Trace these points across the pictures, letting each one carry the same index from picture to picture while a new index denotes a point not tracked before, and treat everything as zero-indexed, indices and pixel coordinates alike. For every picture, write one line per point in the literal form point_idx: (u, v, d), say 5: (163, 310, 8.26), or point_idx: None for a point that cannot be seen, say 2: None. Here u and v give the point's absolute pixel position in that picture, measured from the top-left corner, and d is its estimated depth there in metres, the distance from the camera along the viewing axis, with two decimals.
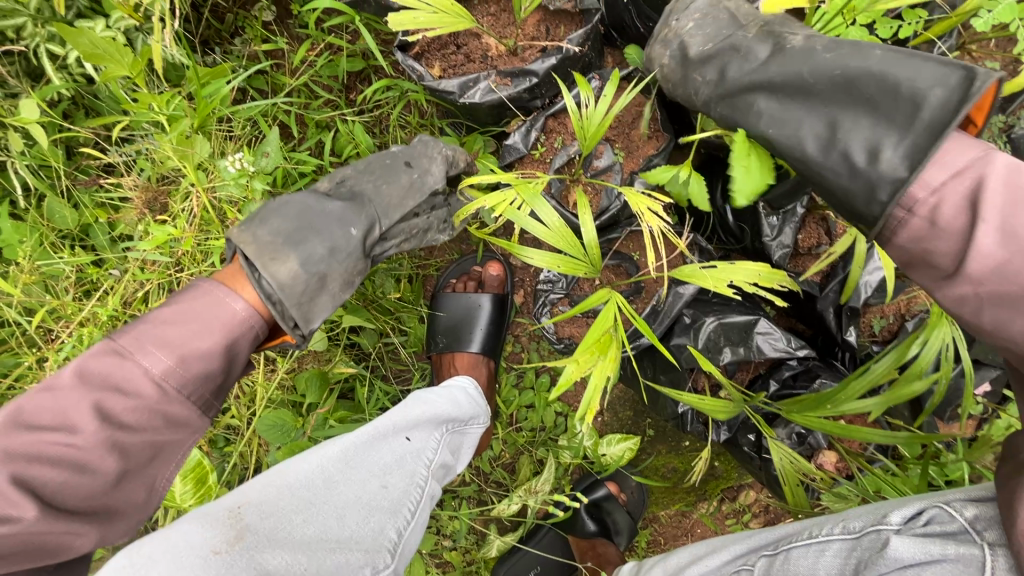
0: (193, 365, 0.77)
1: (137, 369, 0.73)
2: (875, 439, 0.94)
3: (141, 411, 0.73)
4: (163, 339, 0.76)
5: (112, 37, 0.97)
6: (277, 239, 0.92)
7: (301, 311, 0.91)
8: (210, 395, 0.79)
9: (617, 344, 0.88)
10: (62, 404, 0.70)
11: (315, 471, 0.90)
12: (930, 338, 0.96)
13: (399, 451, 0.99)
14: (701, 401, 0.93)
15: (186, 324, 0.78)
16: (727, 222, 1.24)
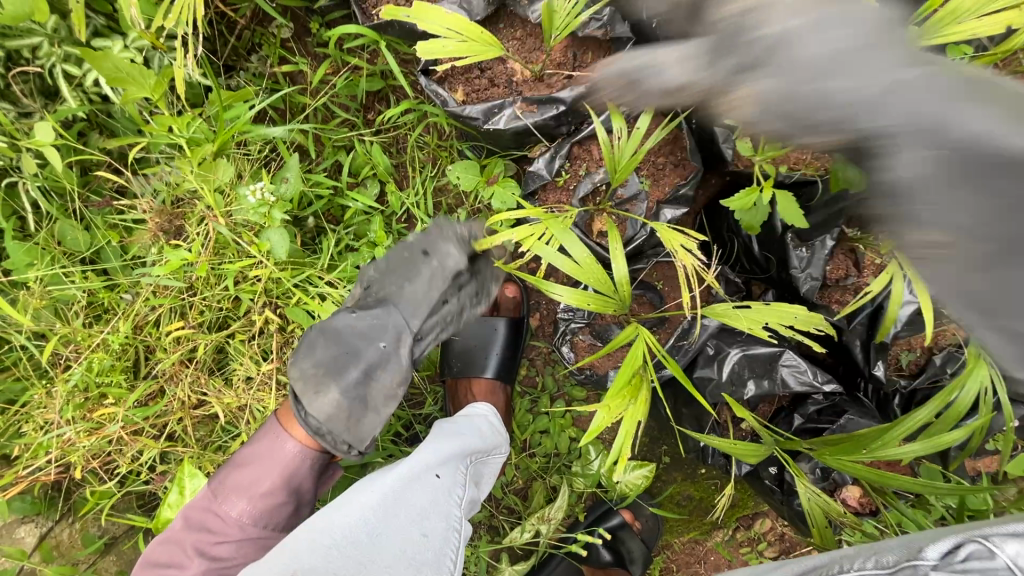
0: (265, 501, 0.92)
1: (226, 520, 0.91)
2: (915, 486, 0.90)
3: (229, 544, 0.90)
4: (237, 486, 0.93)
5: (131, 59, 0.95)
6: (316, 370, 0.95)
7: (348, 435, 0.95)
8: (282, 520, 0.94)
9: (648, 384, 0.85)
10: (176, 546, 0.91)
11: (355, 525, 0.89)
12: (967, 383, 0.93)
13: (433, 494, 0.96)
14: (730, 443, 0.90)
15: (251, 470, 0.93)
16: (752, 252, 1.19)
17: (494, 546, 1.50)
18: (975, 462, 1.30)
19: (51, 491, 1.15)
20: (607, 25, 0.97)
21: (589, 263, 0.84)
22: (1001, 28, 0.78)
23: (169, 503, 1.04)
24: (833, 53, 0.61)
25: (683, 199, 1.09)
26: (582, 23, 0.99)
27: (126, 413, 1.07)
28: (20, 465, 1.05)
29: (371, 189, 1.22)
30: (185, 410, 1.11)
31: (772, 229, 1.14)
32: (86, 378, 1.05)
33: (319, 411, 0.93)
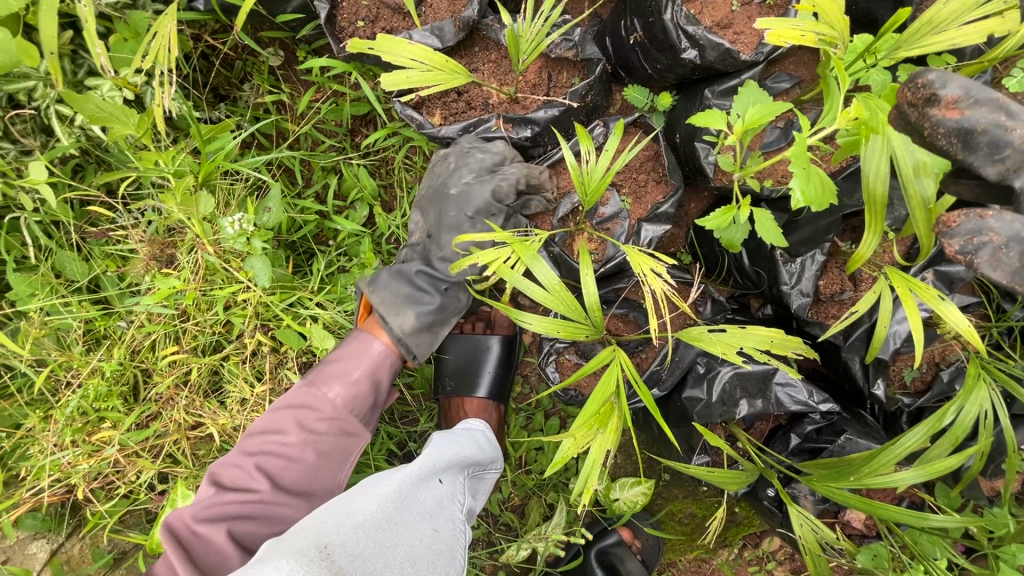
0: (357, 387, 0.97)
1: (318, 403, 0.94)
2: (913, 519, 0.83)
3: (328, 422, 0.93)
4: (333, 374, 0.96)
5: (117, 98, 0.98)
6: (392, 298, 1.05)
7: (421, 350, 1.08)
8: (369, 410, 0.98)
9: (620, 414, 0.83)
10: (276, 421, 0.92)
11: (377, 513, 0.84)
12: (965, 404, 0.88)
13: (438, 495, 0.96)
14: (712, 473, 0.85)
15: (346, 360, 0.98)
16: (743, 266, 1.16)
17: (493, 563, 1.50)
18: (991, 481, 1.23)
19: (58, 508, 1.20)
20: (579, 46, 1.00)
21: (557, 290, 0.84)
22: (982, 36, 0.73)
23: (162, 524, 1.07)
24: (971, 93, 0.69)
25: (664, 216, 1.07)
26: (554, 44, 1.01)
27: (122, 437, 1.11)
28: (24, 487, 1.11)
29: (359, 212, 1.24)
30: (180, 432, 1.14)
31: (760, 245, 1.10)
32: (83, 404, 1.09)
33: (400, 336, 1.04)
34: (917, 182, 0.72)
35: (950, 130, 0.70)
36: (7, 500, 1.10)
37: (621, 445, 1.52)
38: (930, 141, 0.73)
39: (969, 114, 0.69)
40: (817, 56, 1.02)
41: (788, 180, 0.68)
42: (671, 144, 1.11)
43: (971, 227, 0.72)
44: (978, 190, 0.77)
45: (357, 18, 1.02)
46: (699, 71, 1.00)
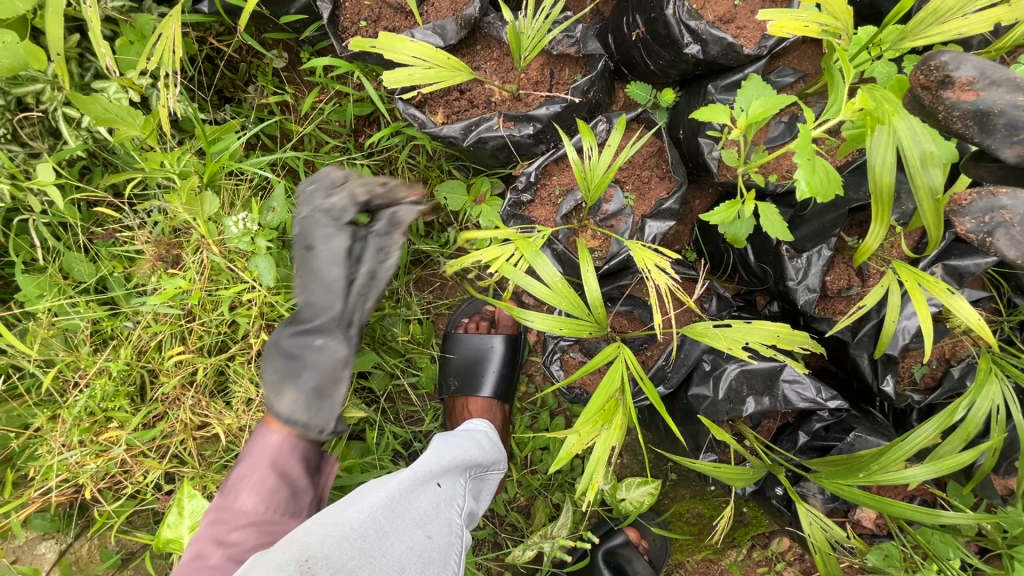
0: (268, 479, 0.91)
1: (230, 517, 0.87)
2: (926, 516, 0.82)
3: (248, 527, 0.86)
4: (238, 481, 0.91)
5: (123, 100, 0.99)
6: (275, 378, 0.99)
7: (319, 421, 0.97)
8: (290, 501, 0.91)
9: (624, 410, 0.83)
10: (195, 547, 0.85)
11: (367, 520, 0.83)
12: (976, 400, 0.87)
13: (434, 501, 0.93)
14: (717, 470, 0.85)
15: (247, 461, 0.93)
16: (749, 262, 1.15)
17: (499, 564, 1.49)
18: (1004, 479, 1.21)
19: (67, 509, 1.21)
20: (580, 42, 1.00)
21: (560, 286, 0.83)
22: (988, 25, 0.72)
23: (169, 524, 1.07)
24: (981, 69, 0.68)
25: (668, 213, 1.06)
26: (556, 41, 1.01)
27: (129, 436, 1.12)
28: (33, 486, 1.11)
29: None
30: (186, 432, 1.15)
31: (766, 241, 1.09)
32: (91, 404, 1.10)
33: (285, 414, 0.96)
34: (925, 172, 0.71)
35: (966, 113, 0.70)
36: (16, 500, 1.11)
37: (627, 445, 1.51)
38: (945, 125, 0.73)
39: (984, 96, 0.68)
40: (822, 50, 1.01)
41: (793, 171, 0.68)
42: (674, 141, 1.10)
43: (983, 206, 0.74)
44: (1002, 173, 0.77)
45: (360, 18, 1.03)
46: (702, 66, 1.00)
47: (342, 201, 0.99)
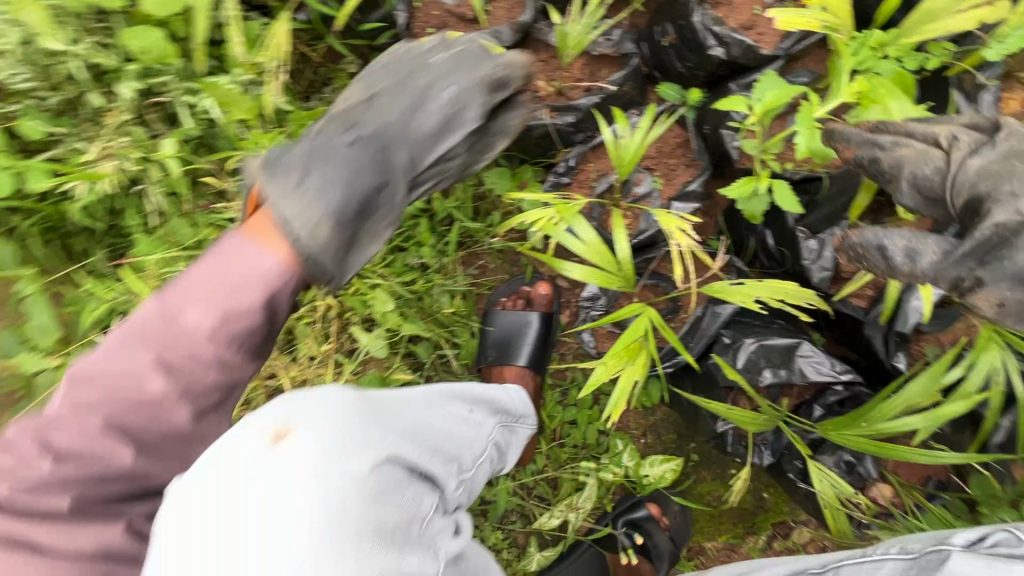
0: (233, 313, 0.71)
1: (183, 337, 0.70)
2: (926, 459, 0.91)
3: (196, 362, 0.70)
4: (201, 296, 0.71)
5: (234, 89, 1.19)
6: (294, 174, 0.82)
7: (338, 261, 0.82)
8: (257, 344, 0.75)
9: (648, 353, 0.95)
10: (127, 364, 0.69)
11: (410, 396, 0.83)
12: (977, 362, 0.95)
13: (466, 418, 0.90)
14: (731, 411, 0.98)
15: (221, 281, 0.72)
16: (768, 247, 1.25)
17: (527, 532, 1.59)
18: None
19: None
20: (618, 43, 1.18)
21: (595, 244, 0.99)
22: (972, 24, 0.85)
23: None
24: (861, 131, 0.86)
25: (693, 194, 1.20)
26: (596, 43, 1.18)
27: None
28: None
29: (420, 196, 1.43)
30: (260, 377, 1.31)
31: (784, 224, 1.20)
32: None
33: (304, 226, 0.78)
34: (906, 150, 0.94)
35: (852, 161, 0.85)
36: None
37: (653, 426, 1.59)
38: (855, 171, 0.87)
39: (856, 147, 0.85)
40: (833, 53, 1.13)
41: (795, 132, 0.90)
42: (699, 135, 1.20)
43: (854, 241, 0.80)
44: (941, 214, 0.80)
45: (428, 26, 1.22)
46: (724, 66, 1.13)
47: (501, 71, 1.00)
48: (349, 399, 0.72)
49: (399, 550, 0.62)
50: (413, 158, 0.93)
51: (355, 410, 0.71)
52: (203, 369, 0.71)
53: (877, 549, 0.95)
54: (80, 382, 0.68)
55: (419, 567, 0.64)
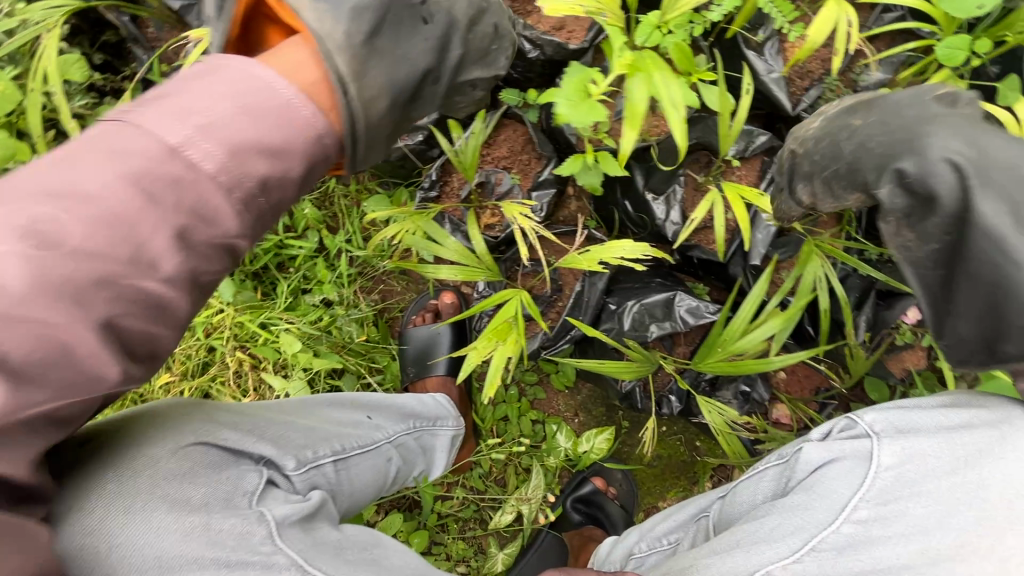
0: (252, 153, 0.56)
1: (194, 179, 0.53)
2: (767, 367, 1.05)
3: (218, 243, 0.55)
4: (219, 129, 0.55)
5: None
6: (365, 24, 0.70)
7: (365, 152, 0.70)
8: (281, 206, 0.61)
9: (518, 331, 1.04)
10: (128, 213, 0.51)
11: (291, 401, 0.99)
12: (802, 274, 1.11)
13: (360, 420, 1.04)
14: (601, 365, 1.12)
15: (235, 113, 0.56)
16: (630, 214, 1.33)
17: (485, 533, 1.63)
18: None
19: None
20: None
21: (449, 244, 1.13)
22: None
23: None
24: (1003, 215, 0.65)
25: (547, 181, 1.31)
26: None
27: None
28: None
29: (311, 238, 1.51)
30: None
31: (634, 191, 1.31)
32: None
33: (362, 93, 0.67)
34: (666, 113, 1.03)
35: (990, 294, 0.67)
36: None
37: (582, 404, 1.67)
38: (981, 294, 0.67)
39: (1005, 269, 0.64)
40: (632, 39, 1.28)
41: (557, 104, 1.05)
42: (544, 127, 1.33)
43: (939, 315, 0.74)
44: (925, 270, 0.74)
45: None
46: (544, 66, 1.25)
47: None
48: (209, 400, 0.83)
49: (220, 508, 0.68)
50: (440, 55, 0.79)
51: (206, 405, 0.81)
52: (217, 221, 0.55)
53: (764, 461, 1.03)
54: (72, 208, 0.49)
55: (236, 528, 0.68)
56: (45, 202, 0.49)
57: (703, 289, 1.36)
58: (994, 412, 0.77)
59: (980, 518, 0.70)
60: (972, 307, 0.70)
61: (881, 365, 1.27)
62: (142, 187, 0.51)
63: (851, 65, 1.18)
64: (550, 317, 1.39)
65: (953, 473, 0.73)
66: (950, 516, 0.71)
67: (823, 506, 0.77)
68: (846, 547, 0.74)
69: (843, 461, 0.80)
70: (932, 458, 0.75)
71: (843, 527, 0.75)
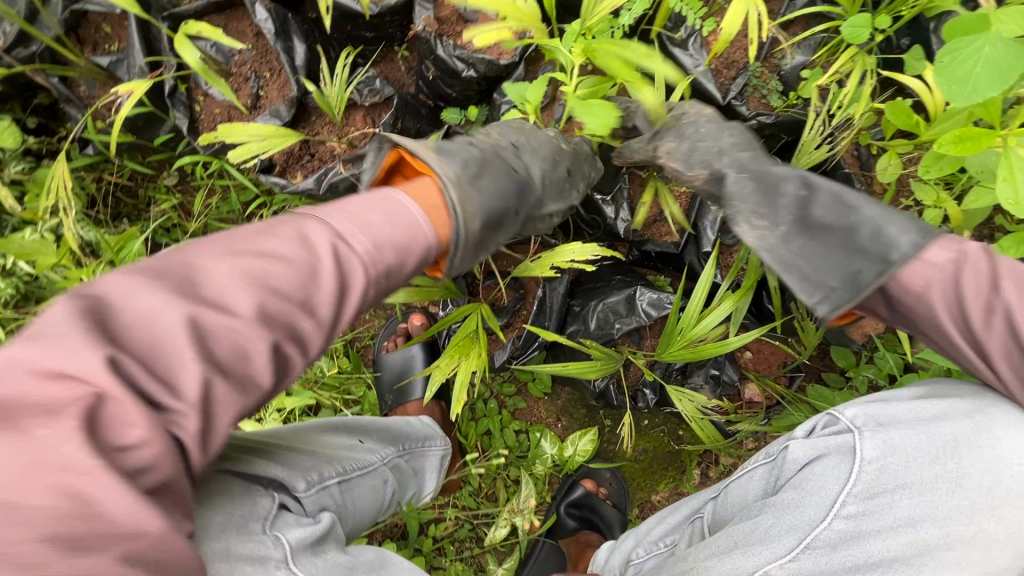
0: (388, 244, 0.68)
1: (349, 253, 0.64)
2: (726, 348, 1.07)
3: (333, 319, 0.61)
4: (368, 219, 0.68)
5: (39, 238, 1.23)
6: (479, 156, 0.96)
7: (462, 258, 0.84)
8: (388, 286, 0.70)
9: (481, 344, 1.05)
10: (290, 277, 0.59)
11: (290, 427, 0.99)
12: (749, 255, 1.15)
13: (354, 444, 1.03)
14: (568, 368, 1.12)
15: (383, 210, 0.71)
16: (583, 216, 1.38)
17: (482, 550, 1.62)
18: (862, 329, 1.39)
19: None
20: (379, 90, 1.28)
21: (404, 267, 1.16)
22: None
23: None
24: (882, 212, 0.79)
25: None
26: (361, 95, 1.28)
27: None
28: None
29: None
30: None
31: (584, 193, 1.35)
32: None
33: (468, 203, 0.84)
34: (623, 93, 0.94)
35: (933, 271, 0.71)
36: None
37: (563, 408, 1.67)
38: (915, 271, 0.72)
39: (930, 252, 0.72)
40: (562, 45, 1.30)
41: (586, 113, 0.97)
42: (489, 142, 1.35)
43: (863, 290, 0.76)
44: (809, 247, 0.84)
45: (215, 123, 1.28)
46: (480, 82, 1.26)
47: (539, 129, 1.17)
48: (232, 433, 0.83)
49: (237, 532, 0.68)
50: (524, 199, 1.01)
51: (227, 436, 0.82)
52: (352, 293, 0.63)
53: (752, 458, 0.99)
54: (271, 265, 0.59)
55: (255, 552, 0.68)
56: (232, 259, 0.58)
57: (664, 281, 1.38)
58: (967, 401, 0.75)
59: (957, 510, 0.69)
60: (837, 263, 0.80)
61: (839, 331, 1.31)
62: (296, 258, 0.60)
63: (772, 51, 1.23)
64: (517, 327, 1.41)
65: (931, 463, 0.72)
66: (931, 507, 0.70)
67: (813, 502, 0.77)
68: (841, 542, 0.73)
69: (827, 457, 0.79)
70: (909, 448, 0.74)
71: (834, 523, 0.74)
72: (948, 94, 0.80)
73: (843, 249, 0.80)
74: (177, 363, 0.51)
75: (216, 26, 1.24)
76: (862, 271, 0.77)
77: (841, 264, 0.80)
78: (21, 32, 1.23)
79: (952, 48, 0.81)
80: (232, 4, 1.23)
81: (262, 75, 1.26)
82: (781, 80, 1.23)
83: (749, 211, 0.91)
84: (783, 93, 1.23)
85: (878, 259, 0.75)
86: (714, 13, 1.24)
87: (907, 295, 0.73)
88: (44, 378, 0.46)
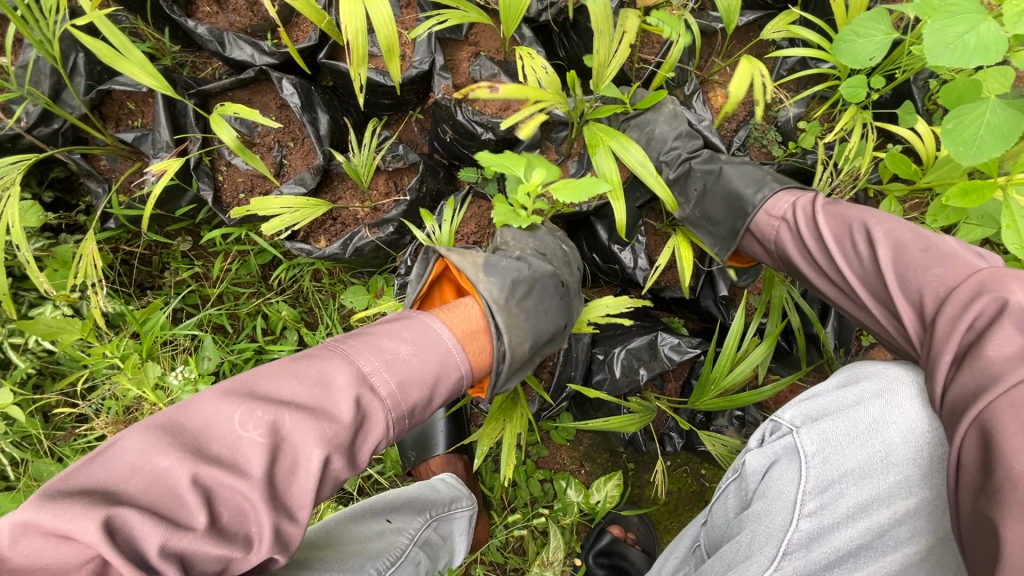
0: (408, 384, 0.83)
1: (366, 402, 0.78)
2: (756, 397, 1.11)
3: (339, 464, 0.74)
4: (395, 360, 0.84)
5: (63, 315, 1.21)
6: (518, 290, 1.04)
7: (507, 381, 1.00)
8: (398, 422, 0.83)
9: (524, 405, 1.07)
10: (300, 434, 0.71)
11: (318, 530, 1.00)
12: (770, 303, 1.21)
13: (382, 530, 1.05)
14: (606, 423, 1.17)
15: (411, 352, 0.86)
16: (601, 265, 1.41)
17: None
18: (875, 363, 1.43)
19: None
20: (402, 156, 1.31)
21: None
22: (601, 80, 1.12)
23: None
24: (750, 179, 1.16)
25: None
26: (386, 161, 1.32)
27: None
28: None
29: (291, 338, 1.44)
30: None
31: (601, 244, 1.37)
32: None
33: (511, 338, 0.98)
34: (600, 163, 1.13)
35: (774, 207, 1.09)
36: None
37: (586, 453, 1.67)
38: (773, 208, 1.10)
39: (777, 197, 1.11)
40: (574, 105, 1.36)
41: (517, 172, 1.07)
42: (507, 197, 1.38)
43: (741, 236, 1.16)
44: (702, 204, 1.21)
45: (238, 192, 1.31)
46: (499, 144, 1.29)
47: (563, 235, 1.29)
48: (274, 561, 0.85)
49: None
50: (568, 312, 1.15)
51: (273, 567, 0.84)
52: (362, 436, 0.77)
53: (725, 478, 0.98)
54: (278, 420, 0.71)
55: None
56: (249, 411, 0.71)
57: (681, 323, 1.43)
58: (874, 381, 0.79)
59: (895, 486, 0.72)
60: (720, 215, 1.18)
61: None
62: (309, 411, 0.74)
63: (771, 105, 1.31)
64: (543, 379, 1.42)
65: (862, 445, 0.75)
66: (875, 489, 0.73)
67: (778, 508, 0.79)
68: (811, 542, 0.76)
69: (777, 465, 0.82)
70: (839, 435, 0.77)
71: (800, 524, 0.76)
72: (956, 155, 0.87)
73: (734, 207, 1.15)
74: (181, 513, 0.62)
75: (240, 100, 1.29)
76: (739, 217, 1.14)
77: (741, 212, 1.14)
78: (44, 112, 1.22)
79: (955, 114, 0.88)
80: (257, 79, 1.27)
81: (285, 145, 1.29)
82: (779, 130, 1.30)
83: (676, 193, 1.25)
84: (784, 143, 1.30)
85: (738, 212, 1.15)
86: (716, 74, 1.32)
87: (764, 228, 1.10)
88: (56, 539, 0.56)
